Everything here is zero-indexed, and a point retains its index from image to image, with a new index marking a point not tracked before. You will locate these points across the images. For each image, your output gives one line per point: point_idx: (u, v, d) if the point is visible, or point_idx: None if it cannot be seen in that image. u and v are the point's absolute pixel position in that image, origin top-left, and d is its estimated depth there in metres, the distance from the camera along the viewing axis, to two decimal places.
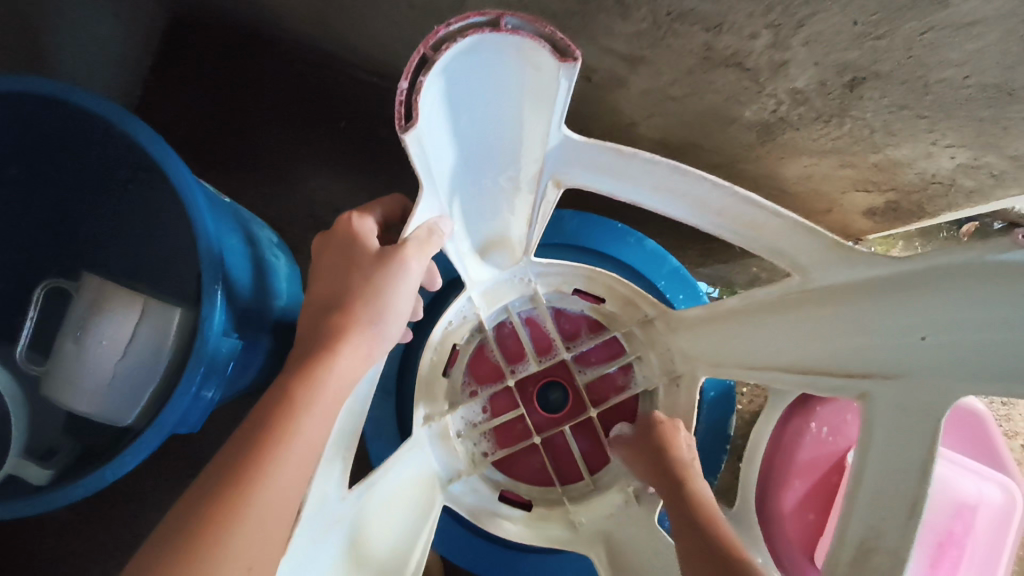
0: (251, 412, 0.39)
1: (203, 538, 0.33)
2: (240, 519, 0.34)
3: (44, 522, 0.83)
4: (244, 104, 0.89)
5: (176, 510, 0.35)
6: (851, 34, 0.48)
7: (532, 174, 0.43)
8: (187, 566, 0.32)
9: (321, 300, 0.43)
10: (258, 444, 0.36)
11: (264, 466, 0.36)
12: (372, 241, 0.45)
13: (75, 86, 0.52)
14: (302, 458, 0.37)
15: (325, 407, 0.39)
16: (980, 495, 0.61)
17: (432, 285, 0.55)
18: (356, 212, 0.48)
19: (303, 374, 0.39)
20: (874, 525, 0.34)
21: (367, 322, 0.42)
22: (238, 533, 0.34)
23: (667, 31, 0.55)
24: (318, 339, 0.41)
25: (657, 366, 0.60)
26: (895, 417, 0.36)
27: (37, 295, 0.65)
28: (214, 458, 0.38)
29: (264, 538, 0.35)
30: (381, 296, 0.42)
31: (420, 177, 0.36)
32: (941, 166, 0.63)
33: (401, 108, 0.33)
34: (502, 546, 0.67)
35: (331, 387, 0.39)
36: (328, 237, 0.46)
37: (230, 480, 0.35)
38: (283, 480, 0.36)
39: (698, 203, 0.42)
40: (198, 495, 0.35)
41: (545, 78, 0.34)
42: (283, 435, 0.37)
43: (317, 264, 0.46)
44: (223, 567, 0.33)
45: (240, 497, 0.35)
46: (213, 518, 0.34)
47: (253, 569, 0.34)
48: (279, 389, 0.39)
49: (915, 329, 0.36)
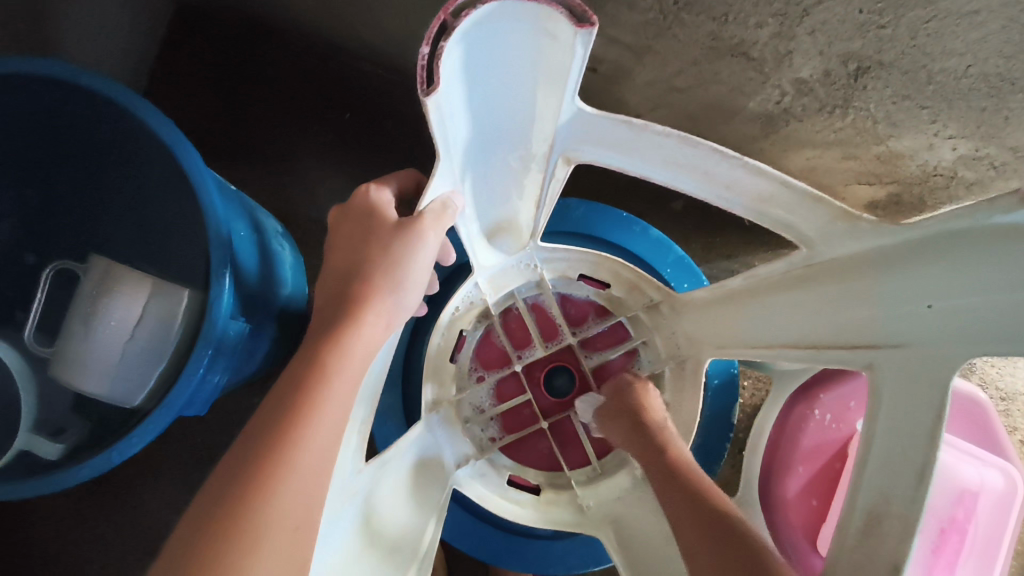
0: (278, 380, 0.39)
1: (250, 499, 0.33)
2: (283, 480, 0.34)
3: (48, 510, 0.83)
4: (248, 94, 0.89)
5: (212, 480, 0.36)
6: (855, 22, 0.49)
7: (542, 152, 0.44)
8: (237, 524, 0.33)
9: (338, 270, 0.44)
10: (293, 410, 0.37)
11: (300, 428, 0.36)
12: (389, 212, 0.45)
13: (85, 69, 0.53)
14: (333, 421, 0.38)
15: (351, 373, 0.39)
16: (981, 481, 0.62)
17: (444, 258, 0.55)
18: (372, 185, 0.48)
19: (332, 342, 0.40)
20: (885, 490, 0.35)
21: (386, 290, 0.42)
22: (282, 491, 0.34)
23: (674, 21, 0.56)
24: (338, 309, 0.41)
25: (663, 350, 0.61)
26: (903, 384, 0.37)
27: (47, 275, 0.66)
28: (245, 426, 0.38)
29: (307, 497, 0.35)
30: (400, 265, 0.42)
31: (437, 145, 0.36)
32: (942, 158, 0.64)
33: (422, 72, 0.33)
34: (506, 531, 0.67)
35: (356, 355, 0.40)
36: (345, 208, 0.47)
37: (269, 441, 0.35)
38: (320, 443, 0.36)
39: (708, 177, 0.42)
40: (235, 462, 0.35)
41: (560, 49, 0.35)
42: (316, 399, 0.37)
43: (333, 235, 0.46)
44: (272, 527, 0.33)
45: (280, 458, 0.35)
46: (255, 479, 0.34)
47: (298, 528, 0.34)
48: (306, 357, 0.39)
49: (921, 297, 0.36)
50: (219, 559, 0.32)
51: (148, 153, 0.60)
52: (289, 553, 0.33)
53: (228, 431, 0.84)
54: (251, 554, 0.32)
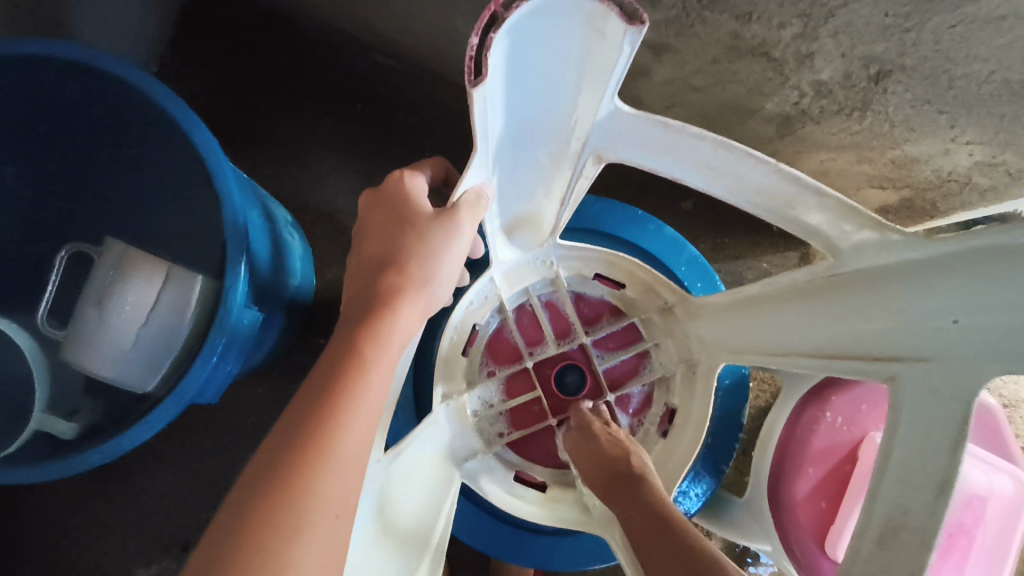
0: (314, 367, 0.39)
1: (291, 486, 0.33)
2: (325, 467, 0.34)
3: (48, 495, 0.83)
4: (259, 82, 0.88)
5: (245, 474, 0.35)
6: (881, 25, 0.48)
7: (575, 150, 0.44)
8: (279, 511, 0.33)
9: (372, 258, 0.44)
10: (333, 396, 0.37)
11: (341, 417, 0.36)
12: (423, 201, 0.45)
13: (104, 53, 0.52)
14: (371, 410, 0.38)
15: (388, 363, 0.39)
16: (991, 487, 0.62)
17: (475, 252, 0.55)
18: (406, 171, 0.48)
19: (368, 330, 0.39)
20: (902, 502, 0.34)
21: (420, 280, 0.42)
22: (324, 479, 0.34)
23: (696, 19, 0.55)
24: (373, 296, 0.41)
25: (674, 353, 0.61)
26: (925, 396, 0.36)
27: (61, 257, 0.67)
28: (281, 415, 0.37)
29: (346, 484, 0.35)
30: (434, 256, 0.42)
31: (477, 137, 0.36)
32: (958, 164, 0.65)
33: (471, 64, 0.33)
34: (514, 525, 0.67)
35: (394, 344, 0.40)
36: (378, 194, 0.47)
37: (311, 429, 0.35)
38: (357, 431, 0.37)
39: (740, 180, 0.43)
40: (274, 449, 0.35)
41: (607, 47, 0.35)
42: (354, 387, 0.37)
43: (365, 221, 0.46)
44: (315, 514, 0.33)
45: (323, 445, 0.35)
46: (295, 465, 0.34)
47: (339, 516, 0.34)
48: (343, 346, 0.39)
49: (947, 313, 0.36)
50: (262, 546, 0.32)
51: (165, 139, 0.60)
52: (330, 541, 0.34)
53: (231, 422, 0.83)
54: (295, 543, 0.32)
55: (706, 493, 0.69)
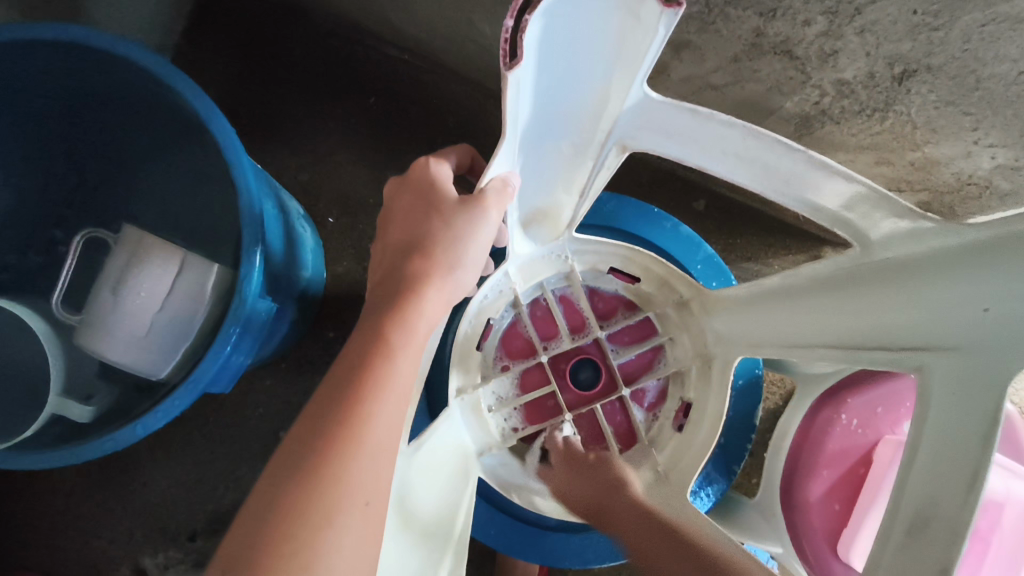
0: (340, 357, 0.39)
1: (320, 475, 0.33)
2: (353, 455, 0.34)
3: (55, 482, 0.83)
4: (274, 71, 0.88)
5: (272, 464, 0.35)
6: (908, 24, 0.47)
7: (600, 138, 0.44)
8: (310, 501, 0.32)
9: (397, 246, 0.44)
10: (360, 383, 0.36)
11: (369, 405, 0.36)
12: (448, 190, 0.45)
13: (122, 38, 0.52)
14: (399, 398, 0.37)
15: (415, 350, 0.39)
16: (1007, 492, 0.59)
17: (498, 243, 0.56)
18: (430, 157, 0.48)
19: (395, 318, 0.39)
20: (932, 496, 0.33)
21: (446, 266, 0.42)
22: (353, 467, 0.34)
23: (718, 15, 0.55)
24: (399, 284, 0.41)
25: (690, 348, 0.60)
26: (953, 388, 0.35)
27: (77, 242, 0.67)
28: (308, 405, 0.37)
29: (376, 473, 0.35)
30: (461, 243, 0.42)
31: (507, 122, 0.36)
32: (979, 167, 0.63)
33: (505, 46, 0.33)
34: (525, 522, 0.67)
35: (420, 332, 0.40)
36: (402, 182, 0.46)
37: (338, 417, 0.35)
38: (385, 419, 0.36)
39: (767, 169, 0.43)
40: (302, 439, 0.35)
41: (641, 30, 0.34)
42: (381, 375, 0.37)
43: (389, 210, 0.46)
44: (345, 504, 0.33)
45: (351, 431, 0.35)
46: (325, 454, 0.34)
47: (369, 504, 0.34)
48: (370, 334, 0.39)
49: (977, 301, 0.34)
50: (293, 534, 0.32)
51: (183, 124, 0.60)
52: (362, 532, 0.33)
53: (239, 413, 0.83)
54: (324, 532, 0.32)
55: (717, 495, 0.69)
